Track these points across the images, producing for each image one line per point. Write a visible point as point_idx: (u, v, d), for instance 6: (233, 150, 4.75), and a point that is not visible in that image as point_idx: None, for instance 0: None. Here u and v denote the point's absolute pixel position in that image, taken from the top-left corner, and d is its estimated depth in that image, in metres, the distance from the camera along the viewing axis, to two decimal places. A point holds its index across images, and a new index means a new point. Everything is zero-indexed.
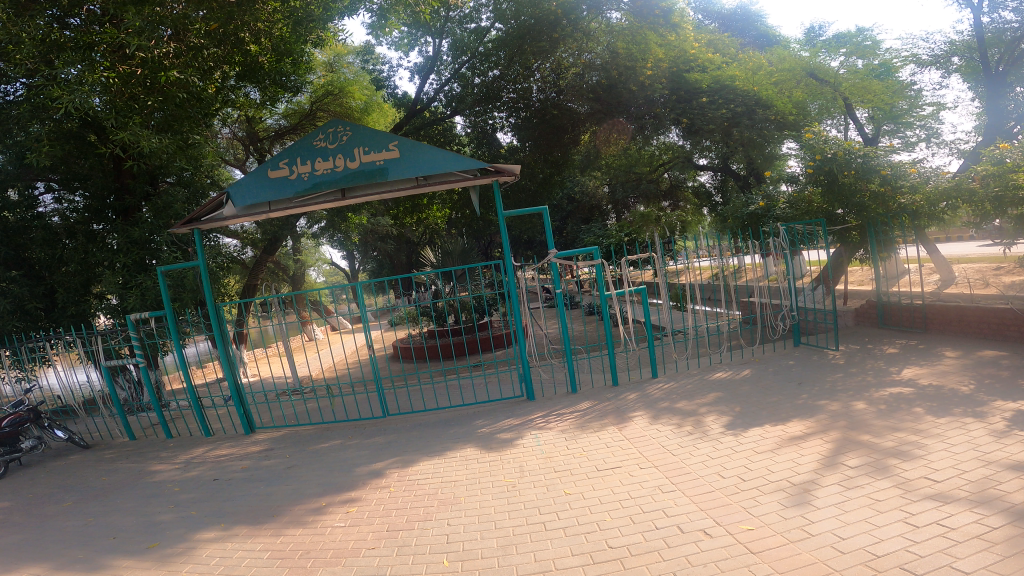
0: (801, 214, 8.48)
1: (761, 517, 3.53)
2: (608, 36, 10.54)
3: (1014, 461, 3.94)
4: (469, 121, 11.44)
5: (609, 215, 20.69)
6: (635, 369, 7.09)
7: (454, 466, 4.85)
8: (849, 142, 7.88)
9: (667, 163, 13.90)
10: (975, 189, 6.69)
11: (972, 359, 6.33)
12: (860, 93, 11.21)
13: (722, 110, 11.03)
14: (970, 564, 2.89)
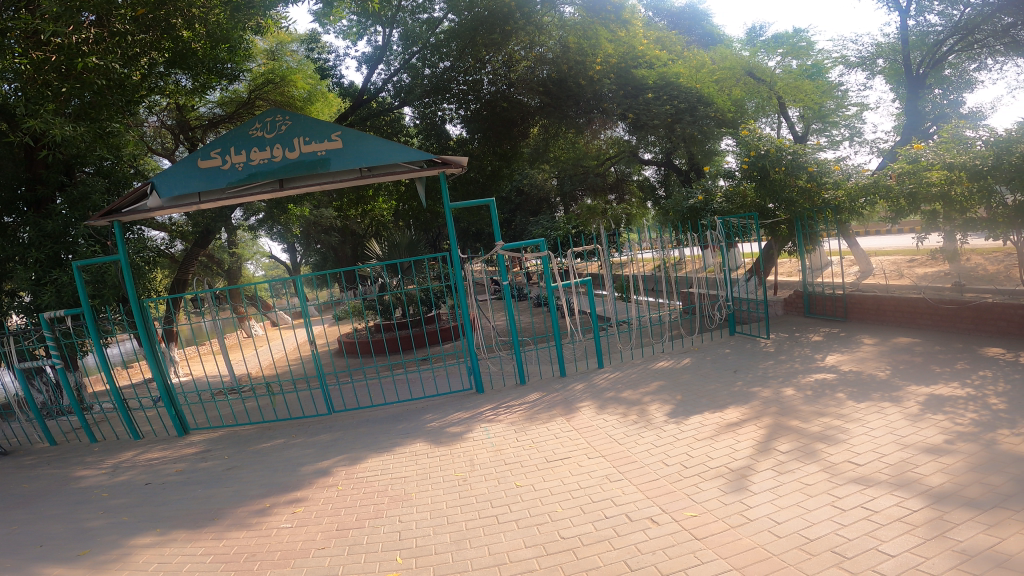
0: (736, 208, 8.78)
1: (704, 503, 3.66)
2: (560, 30, 10.42)
3: (929, 445, 4.24)
4: (418, 112, 11.38)
5: (556, 208, 20.84)
6: (580, 360, 7.20)
7: (403, 462, 4.80)
8: (781, 140, 8.27)
9: (614, 156, 14.16)
10: (891, 186, 7.08)
11: (888, 346, 6.75)
12: (792, 93, 11.87)
13: (666, 107, 11.29)
14: (894, 547, 3.09)
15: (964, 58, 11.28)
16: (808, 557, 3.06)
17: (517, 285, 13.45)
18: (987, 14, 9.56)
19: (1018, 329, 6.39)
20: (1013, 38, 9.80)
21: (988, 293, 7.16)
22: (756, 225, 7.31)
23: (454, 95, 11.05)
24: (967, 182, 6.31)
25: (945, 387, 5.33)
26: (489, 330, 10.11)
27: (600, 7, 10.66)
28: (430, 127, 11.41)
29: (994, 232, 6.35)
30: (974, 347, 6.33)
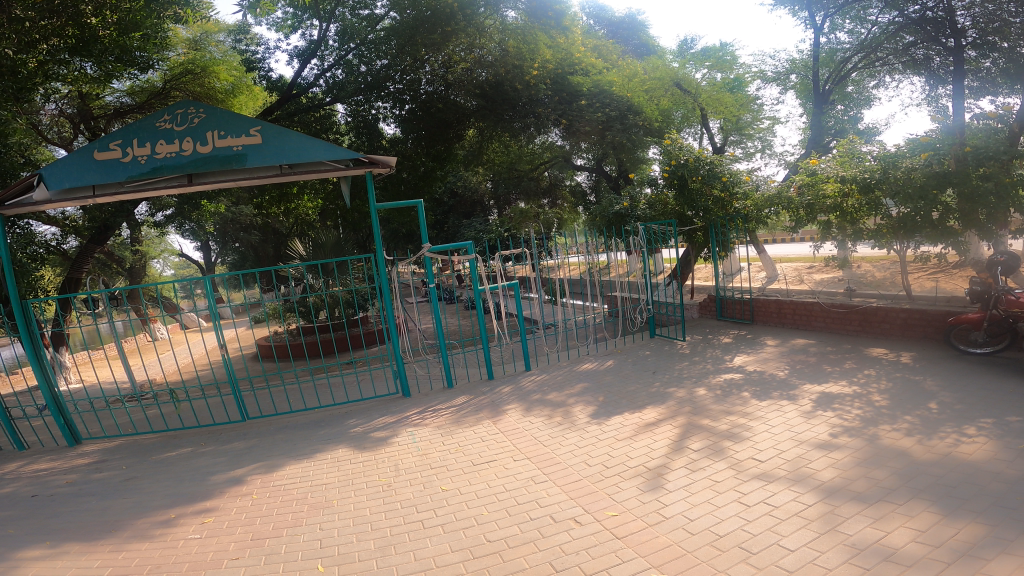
0: (658, 215, 9.09)
1: (623, 502, 3.74)
2: (502, 33, 10.73)
3: (820, 441, 4.54)
4: (351, 110, 10.83)
5: (491, 212, 20.11)
6: (508, 362, 7.23)
7: (324, 468, 4.67)
8: (700, 150, 8.52)
9: (547, 162, 14.50)
10: (793, 197, 7.51)
11: (788, 347, 7.15)
12: (714, 105, 12.55)
13: (598, 114, 11.65)
14: (794, 542, 3.27)
15: (864, 76, 11.80)
16: (718, 553, 3.18)
17: (444, 287, 13.36)
18: (890, 32, 10.20)
19: (899, 330, 6.97)
20: (912, 57, 10.28)
21: (875, 298, 7.74)
22: (675, 232, 7.70)
23: (389, 94, 10.60)
24: (857, 196, 6.77)
25: (836, 385, 5.72)
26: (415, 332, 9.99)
27: (543, 13, 11.07)
28: (367, 127, 10.94)
29: (878, 242, 6.80)
30: (861, 347, 6.83)
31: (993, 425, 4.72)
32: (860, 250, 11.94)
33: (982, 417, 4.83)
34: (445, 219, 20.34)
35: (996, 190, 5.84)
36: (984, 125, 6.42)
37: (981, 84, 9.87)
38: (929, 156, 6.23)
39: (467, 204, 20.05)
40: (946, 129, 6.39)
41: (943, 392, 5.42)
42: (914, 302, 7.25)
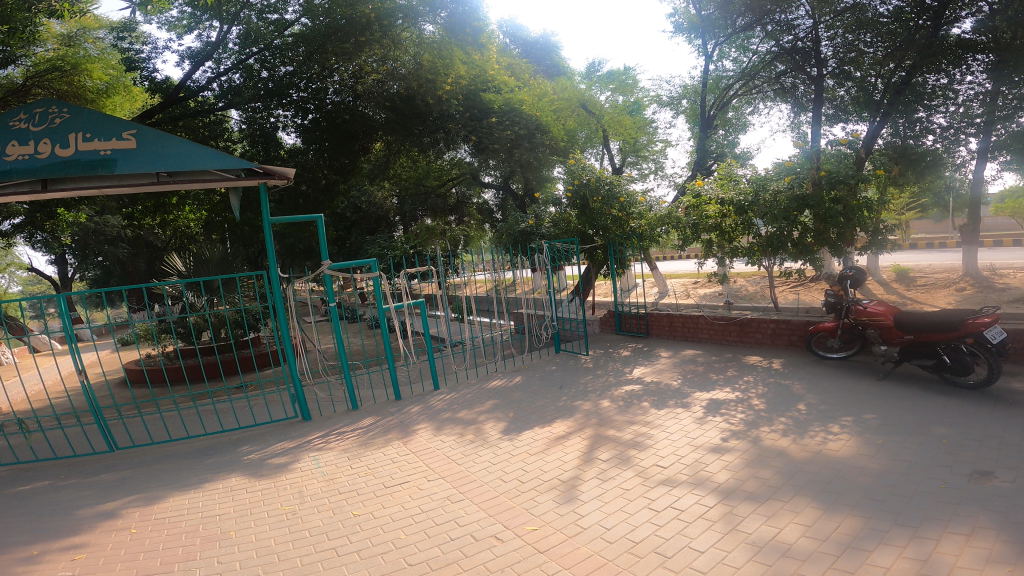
0: (560, 234, 9.24)
1: (542, 516, 3.77)
2: (418, 47, 10.77)
3: (714, 445, 4.84)
4: (246, 117, 10.11)
5: (395, 228, 19.88)
6: (415, 383, 7.07)
7: (216, 499, 4.35)
8: (602, 171, 8.96)
9: (455, 179, 15.02)
10: (681, 217, 7.92)
11: (679, 358, 7.56)
12: (615, 127, 13.56)
13: (507, 132, 12.07)
14: (703, 543, 3.44)
15: (743, 103, 12.84)
16: (637, 560, 3.28)
17: (347, 307, 12.88)
18: (766, 62, 11.23)
19: (770, 340, 7.63)
20: (781, 85, 11.39)
21: (751, 311, 8.40)
22: (577, 250, 7.94)
23: (293, 103, 10.09)
24: (733, 216, 7.30)
25: (722, 392, 6.12)
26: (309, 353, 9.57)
27: (459, 29, 10.89)
28: (265, 135, 10.23)
29: (750, 259, 7.32)
30: (741, 356, 7.37)
31: (853, 423, 5.30)
32: (736, 266, 12.98)
33: (843, 417, 5.39)
34: (347, 236, 19.50)
35: (845, 211, 6.59)
36: (836, 150, 7.15)
37: (835, 111, 11.09)
38: (791, 180, 6.83)
39: (371, 221, 19.38)
40: (804, 155, 7.05)
41: (809, 393, 6.00)
42: (783, 313, 7.95)
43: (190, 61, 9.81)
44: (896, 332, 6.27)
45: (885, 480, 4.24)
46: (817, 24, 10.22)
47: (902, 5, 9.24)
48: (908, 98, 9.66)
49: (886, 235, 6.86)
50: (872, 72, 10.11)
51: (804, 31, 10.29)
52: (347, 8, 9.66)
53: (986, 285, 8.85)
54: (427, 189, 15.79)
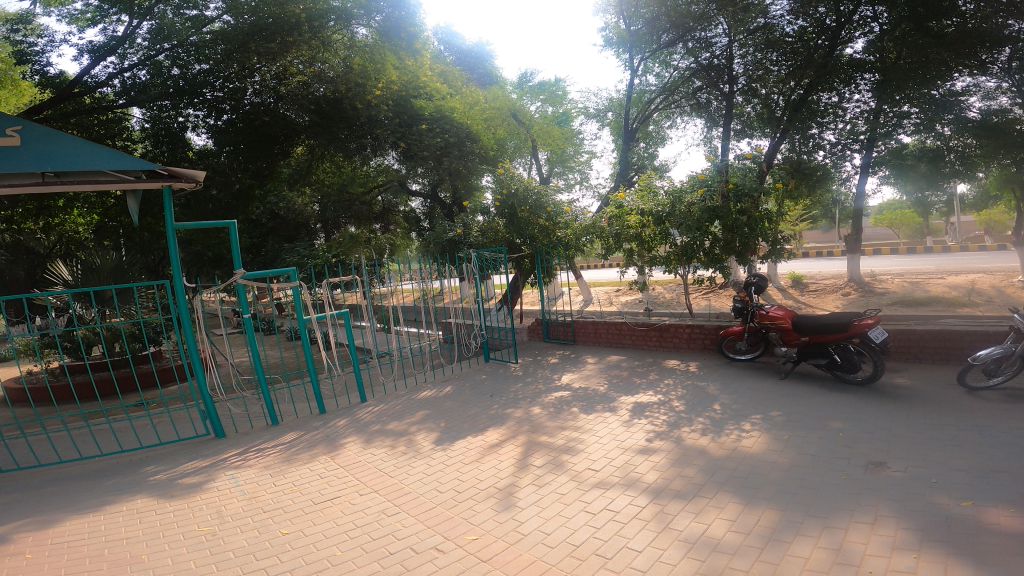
0: (488, 243, 9.22)
1: (482, 525, 3.82)
2: (349, 49, 10.91)
3: (639, 446, 5.04)
4: (150, 115, 9.59)
5: (316, 236, 18.81)
6: (342, 395, 7.06)
7: (121, 521, 4.04)
8: (529, 180, 8.99)
9: (383, 185, 15.10)
10: (604, 227, 8.13)
11: (605, 363, 7.75)
12: (545, 139, 14.91)
13: (437, 140, 11.91)
14: (639, 542, 3.57)
15: (663, 118, 13.41)
16: (579, 563, 3.37)
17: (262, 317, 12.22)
18: (685, 77, 11.75)
19: (687, 344, 7.98)
20: (697, 101, 11.94)
21: (669, 317, 8.76)
22: (504, 259, 8.03)
23: (206, 102, 9.63)
24: (652, 226, 7.58)
25: (645, 395, 6.36)
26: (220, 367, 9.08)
27: (393, 33, 11.27)
28: (172, 135, 9.73)
29: (667, 268, 7.67)
30: (662, 360, 7.66)
31: (762, 420, 5.63)
32: (654, 275, 13.47)
33: (753, 415, 5.74)
34: (263, 242, 18.70)
35: (749, 222, 7.03)
36: (742, 163, 7.58)
37: (743, 127, 11.82)
38: (703, 192, 7.15)
39: (290, 227, 18.56)
40: (715, 167, 7.39)
41: (723, 393, 6.33)
42: (698, 319, 8.34)
43: (91, 56, 9.08)
44: (793, 334, 6.74)
45: (794, 473, 4.53)
46: (732, 43, 10.81)
47: (806, 24, 10.09)
48: (804, 115, 10.54)
49: (784, 245, 7.31)
50: (775, 90, 10.77)
51: (720, 49, 10.87)
52: (275, 8, 9.50)
53: (868, 289, 9.72)
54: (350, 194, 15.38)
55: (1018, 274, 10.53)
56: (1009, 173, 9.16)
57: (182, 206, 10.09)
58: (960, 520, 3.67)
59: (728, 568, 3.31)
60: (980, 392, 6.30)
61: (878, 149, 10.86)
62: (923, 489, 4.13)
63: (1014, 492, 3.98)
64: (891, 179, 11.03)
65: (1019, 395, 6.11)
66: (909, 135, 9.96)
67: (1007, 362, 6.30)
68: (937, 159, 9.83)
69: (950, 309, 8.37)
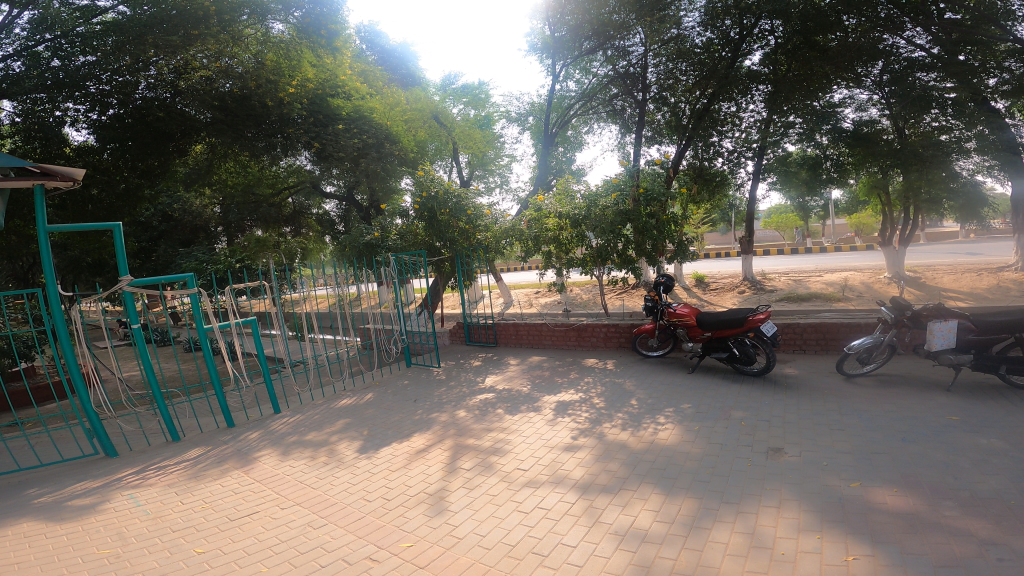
0: (408, 246, 9.12)
1: (415, 531, 3.83)
2: (261, 44, 10.72)
3: (564, 445, 5.21)
4: (22, 108, 8.62)
5: (217, 239, 18.09)
6: (252, 408, 6.82)
7: (5, 548, 3.67)
8: (449, 183, 8.89)
9: (292, 186, 14.34)
10: (524, 230, 8.20)
11: (527, 364, 7.86)
12: (466, 140, 14.91)
13: (355, 140, 12.14)
14: (573, 538, 3.67)
15: (581, 123, 13.72)
16: (517, 562, 3.44)
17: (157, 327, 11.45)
18: (602, 84, 12.03)
19: (603, 343, 8.25)
20: (613, 107, 12.44)
21: (586, 317, 9.01)
22: (425, 263, 8.10)
23: (89, 95, 8.80)
24: (569, 229, 7.73)
25: (567, 394, 6.57)
26: (108, 382, 8.37)
27: (313, 30, 11.25)
28: (43, 129, 8.67)
29: (584, 270, 7.77)
30: (580, 359, 7.89)
31: (674, 413, 5.92)
32: (572, 275, 13.81)
33: (666, 408, 6.05)
34: (154, 247, 17.42)
35: (658, 225, 7.37)
36: (651, 169, 7.98)
37: (653, 134, 12.28)
38: (617, 196, 7.41)
39: (186, 230, 17.56)
40: (626, 172, 7.68)
41: (639, 389, 6.62)
42: (612, 318, 8.65)
43: None
44: (698, 329, 7.11)
45: (706, 462, 4.78)
46: (647, 53, 11.13)
47: (713, 36, 10.59)
48: (706, 123, 11.35)
49: (688, 247, 7.71)
50: (682, 99, 11.50)
51: (636, 58, 11.18)
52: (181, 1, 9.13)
53: (760, 287, 10.45)
54: (255, 199, 14.91)
55: (884, 270, 11.75)
56: (876, 179, 10.43)
57: (56, 206, 9.15)
58: (852, 500, 4.02)
59: (658, 557, 3.43)
60: (855, 378, 6.94)
61: (768, 156, 11.71)
62: (817, 472, 4.49)
63: (894, 472, 4.41)
64: (778, 184, 12.06)
65: (888, 380, 6.79)
66: (794, 143, 10.86)
67: (878, 351, 6.93)
68: (816, 166, 10.84)
69: (829, 302, 9.17)
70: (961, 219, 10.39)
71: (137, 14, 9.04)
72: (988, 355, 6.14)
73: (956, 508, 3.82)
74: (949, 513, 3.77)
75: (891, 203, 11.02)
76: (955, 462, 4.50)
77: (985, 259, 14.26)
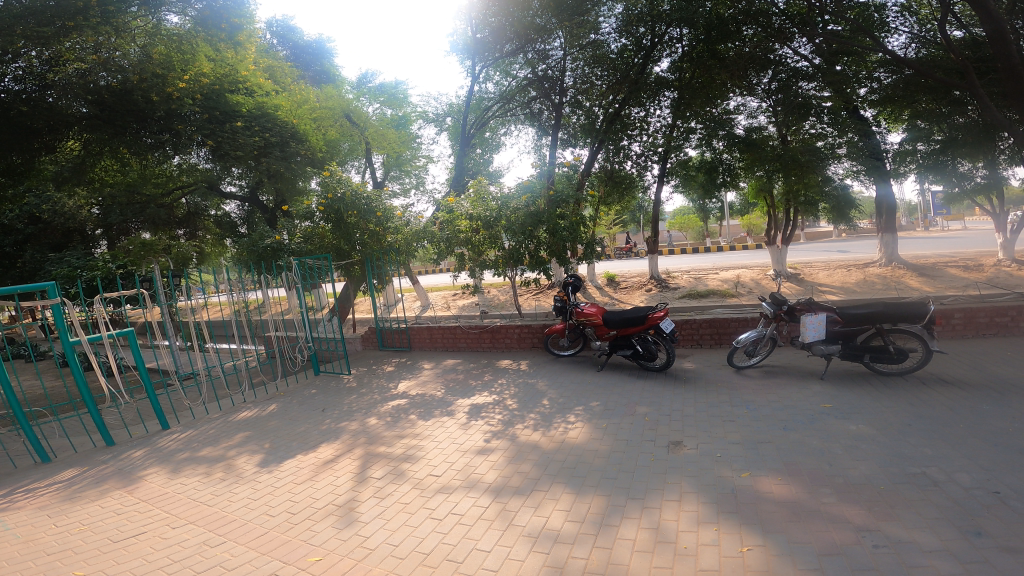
0: (313, 248, 8.78)
1: (323, 544, 3.66)
2: (151, 36, 10.60)
3: (477, 448, 5.16)
4: None
5: (95, 244, 16.10)
6: (136, 425, 6.26)
7: None
8: (358, 184, 8.57)
9: (186, 186, 13.51)
10: (440, 234, 8.08)
11: (441, 368, 7.74)
12: (379, 140, 14.27)
13: (255, 138, 11.61)
14: (487, 543, 3.62)
15: (499, 126, 13.61)
16: (431, 571, 3.35)
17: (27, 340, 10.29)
18: (521, 87, 11.99)
19: (517, 344, 8.32)
20: (530, 110, 12.33)
21: (500, 320, 9.03)
22: (329, 266, 7.89)
23: None
24: (482, 231, 7.67)
25: (481, 396, 6.52)
26: None
27: (213, 23, 11.27)
28: None
29: (497, 271, 7.76)
30: (495, 362, 7.87)
31: (584, 411, 6.02)
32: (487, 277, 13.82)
33: (576, 406, 6.14)
34: (21, 251, 15.60)
35: (569, 228, 7.51)
36: (563, 172, 8.17)
37: (568, 137, 12.26)
38: (528, 198, 7.53)
39: (57, 234, 15.57)
40: (539, 175, 7.83)
41: (551, 389, 6.68)
42: (525, 319, 8.72)
43: None
44: (604, 329, 7.28)
45: (613, 459, 4.87)
46: (566, 57, 11.12)
47: (627, 43, 10.69)
48: (616, 127, 11.35)
49: (596, 250, 7.90)
50: (596, 104, 11.35)
51: (554, 61, 11.14)
52: None
53: (665, 285, 10.88)
54: (140, 199, 13.78)
55: (770, 268, 12.60)
56: (761, 183, 10.89)
57: None
58: (743, 490, 4.19)
59: (570, 558, 3.44)
60: (744, 368, 7.34)
61: (671, 160, 12.00)
62: (712, 464, 4.68)
63: (778, 461, 4.65)
64: (680, 187, 12.38)
65: (772, 371, 7.24)
66: (694, 148, 11.33)
67: (762, 343, 7.39)
68: (712, 170, 11.56)
69: (723, 299, 9.68)
70: (833, 220, 11.50)
71: (13, 3, 9.29)
72: (853, 345, 6.70)
73: (832, 494, 4.03)
74: (828, 500, 3.96)
75: (774, 205, 11.81)
76: (830, 448, 4.81)
77: (853, 256, 15.66)
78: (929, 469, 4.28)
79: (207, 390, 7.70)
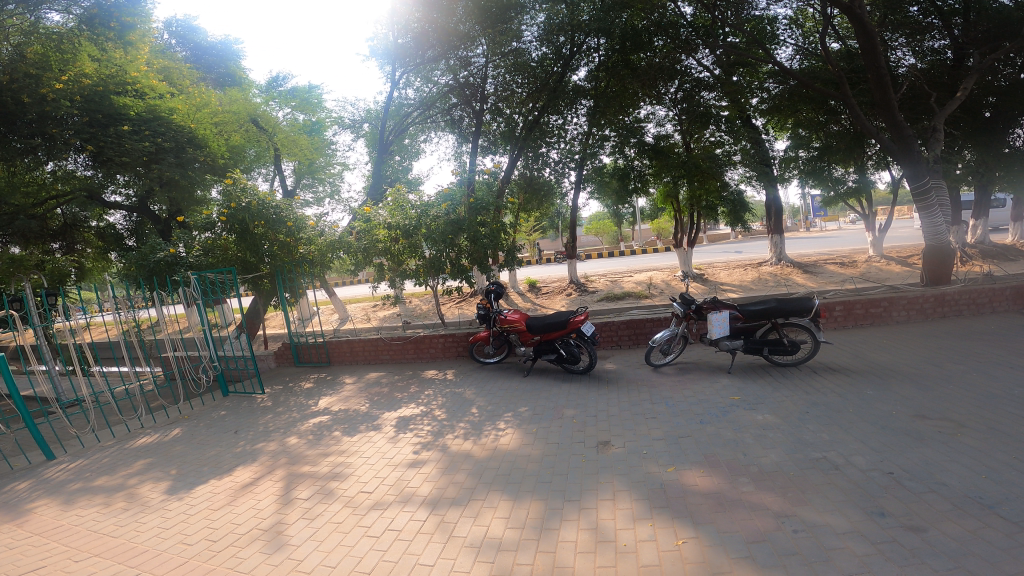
0: (214, 262, 8.27)
1: (253, 572, 3.45)
2: (28, 36, 10.29)
3: (408, 461, 5.04)
4: None
5: None
6: (15, 457, 5.68)
7: None
8: (265, 193, 8.17)
9: (60, 196, 12.48)
10: (356, 244, 7.79)
11: (364, 382, 7.51)
12: (290, 147, 13.75)
13: (144, 143, 10.74)
14: (430, 557, 3.54)
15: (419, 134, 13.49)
16: None
17: None
18: (443, 95, 11.67)
19: (442, 353, 8.24)
20: (451, 117, 12.28)
21: (424, 330, 8.88)
22: (234, 280, 7.33)
23: None
24: (401, 241, 7.51)
25: (408, 409, 6.38)
26: None
27: (100, 21, 10.96)
28: None
29: (418, 281, 7.64)
30: (420, 373, 7.72)
31: (513, 417, 6.02)
32: (408, 287, 13.59)
33: (505, 413, 6.13)
34: None
35: (487, 236, 7.51)
36: (482, 179, 8.19)
37: (488, 144, 12.36)
38: (447, 206, 7.51)
39: None
40: (459, 183, 7.79)
41: (478, 397, 6.64)
42: (449, 328, 8.62)
43: None
44: (528, 335, 7.32)
45: (546, 463, 4.90)
46: (486, 65, 11.00)
47: (547, 51, 10.92)
48: (535, 133, 11.56)
49: (516, 256, 7.95)
50: (516, 111, 11.63)
51: (476, 68, 11.03)
52: None
53: (584, 289, 11.12)
54: (8, 209, 12.00)
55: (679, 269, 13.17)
56: (668, 190, 11.29)
57: None
58: (671, 484, 4.32)
59: (516, 564, 3.42)
60: (661, 367, 7.59)
61: (587, 168, 12.20)
62: (639, 461, 4.80)
63: (699, 453, 4.84)
64: (594, 192, 12.76)
65: (685, 368, 7.54)
66: (609, 155, 11.63)
67: (676, 342, 7.67)
68: (625, 176, 11.80)
69: (639, 300, 9.99)
70: (730, 222, 11.87)
71: None
72: (754, 339, 7.10)
73: (750, 483, 4.23)
74: (746, 488, 4.16)
75: (680, 209, 12.32)
76: (742, 439, 5.06)
77: (749, 257, 16.66)
78: (829, 453, 4.58)
79: (97, 417, 7.10)
